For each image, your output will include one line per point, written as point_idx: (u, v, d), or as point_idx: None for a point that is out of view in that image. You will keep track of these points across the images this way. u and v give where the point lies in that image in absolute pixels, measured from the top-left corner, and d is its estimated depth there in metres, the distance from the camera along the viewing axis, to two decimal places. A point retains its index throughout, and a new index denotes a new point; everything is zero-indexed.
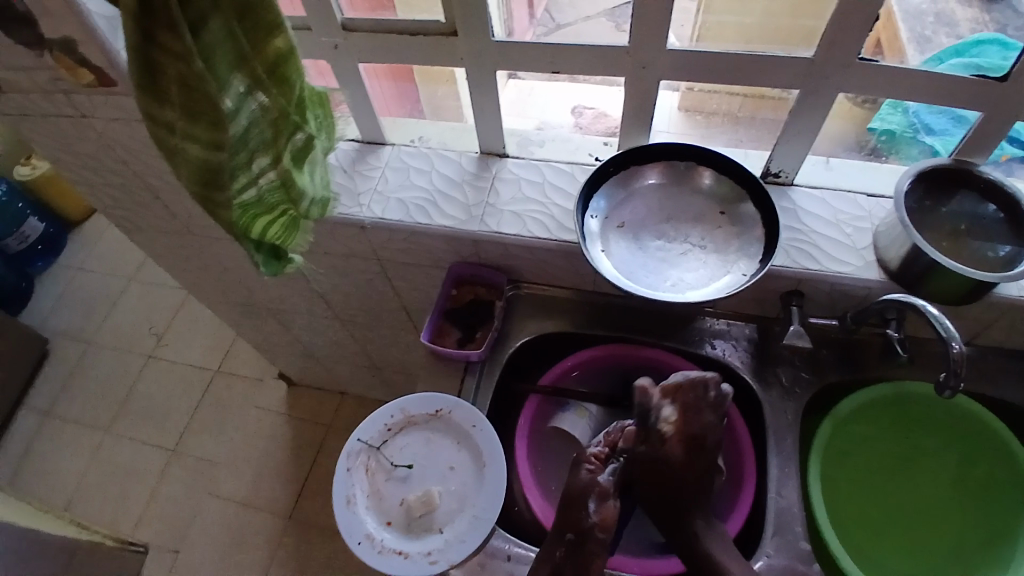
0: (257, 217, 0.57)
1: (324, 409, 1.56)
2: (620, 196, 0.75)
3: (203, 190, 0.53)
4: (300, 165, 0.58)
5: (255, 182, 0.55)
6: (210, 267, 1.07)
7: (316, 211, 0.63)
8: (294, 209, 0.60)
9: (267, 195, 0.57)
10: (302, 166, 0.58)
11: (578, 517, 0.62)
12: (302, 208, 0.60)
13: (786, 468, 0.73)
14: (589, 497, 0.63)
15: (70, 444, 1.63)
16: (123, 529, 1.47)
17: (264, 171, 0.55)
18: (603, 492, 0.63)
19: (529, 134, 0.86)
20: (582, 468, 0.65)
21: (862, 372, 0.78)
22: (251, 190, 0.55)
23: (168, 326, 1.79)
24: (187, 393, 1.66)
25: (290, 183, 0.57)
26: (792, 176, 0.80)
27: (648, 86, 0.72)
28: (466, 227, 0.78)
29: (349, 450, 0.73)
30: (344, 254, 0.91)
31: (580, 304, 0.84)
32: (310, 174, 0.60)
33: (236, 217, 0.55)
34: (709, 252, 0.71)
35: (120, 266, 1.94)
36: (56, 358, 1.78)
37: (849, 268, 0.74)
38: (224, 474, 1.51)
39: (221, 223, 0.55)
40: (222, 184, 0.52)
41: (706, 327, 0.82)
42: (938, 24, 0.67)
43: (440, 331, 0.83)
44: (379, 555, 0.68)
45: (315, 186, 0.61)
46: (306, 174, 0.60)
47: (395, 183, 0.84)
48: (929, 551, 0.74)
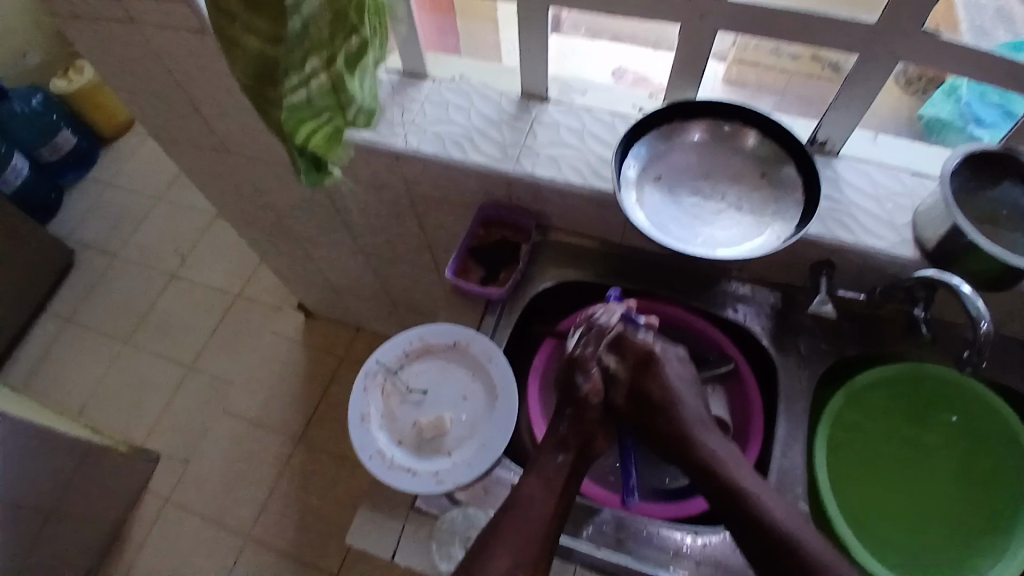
0: (304, 121, 0.57)
1: (339, 341, 1.60)
2: (660, 148, 0.74)
3: (257, 86, 0.54)
4: (351, 70, 0.58)
5: (306, 85, 0.55)
6: (241, 187, 1.09)
7: (360, 120, 0.63)
8: (340, 116, 0.60)
9: (316, 99, 0.57)
10: (354, 71, 0.58)
11: (574, 391, 0.67)
12: (347, 115, 0.60)
13: (792, 434, 0.75)
14: (578, 372, 0.68)
15: (92, 352, 1.68)
16: (138, 436, 1.53)
17: (315, 73, 0.55)
18: (587, 364, 0.68)
19: (572, 81, 0.85)
20: (579, 375, 0.67)
21: (881, 347, 0.79)
22: (302, 91, 0.55)
23: (193, 247, 1.82)
24: (208, 313, 1.70)
25: (340, 86, 0.57)
26: (837, 146, 0.79)
27: (702, 38, 0.71)
28: (502, 166, 0.79)
29: (368, 370, 0.75)
30: (377, 184, 0.91)
31: (605, 255, 0.84)
32: (360, 81, 0.60)
33: (285, 119, 0.56)
34: (744, 213, 0.71)
35: (149, 185, 1.96)
36: (83, 269, 1.82)
37: (883, 243, 0.73)
38: (237, 394, 1.56)
39: (269, 123, 0.56)
40: (273, 81, 0.54)
41: (730, 291, 0.82)
42: (996, 20, 0.67)
43: (464, 267, 0.84)
44: (389, 470, 0.70)
45: (363, 95, 0.61)
46: (356, 80, 0.60)
47: (434, 116, 0.83)
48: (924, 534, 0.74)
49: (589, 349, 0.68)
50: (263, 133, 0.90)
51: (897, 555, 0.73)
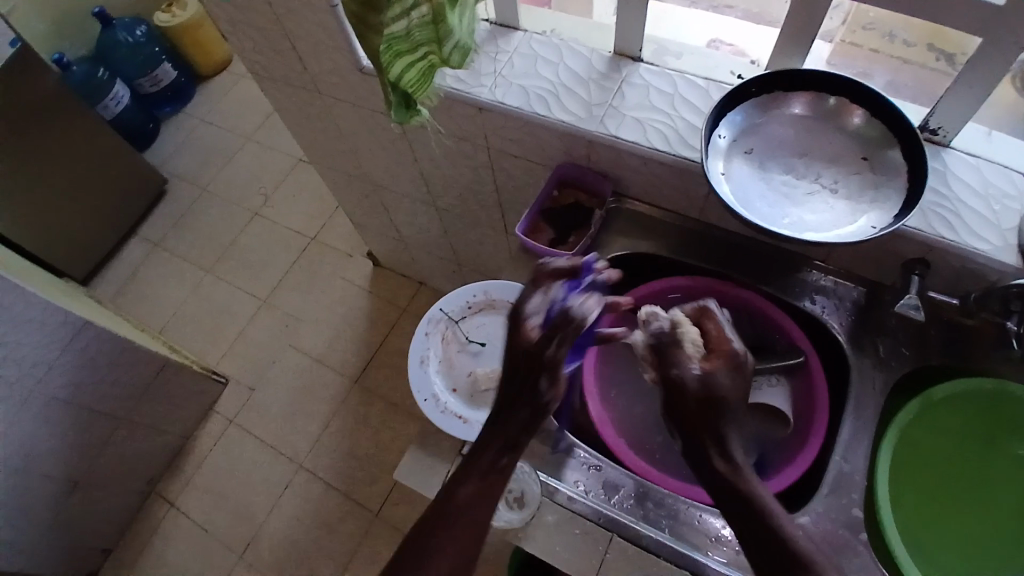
0: (400, 54, 0.57)
1: (402, 292, 1.63)
2: (755, 121, 0.70)
3: (361, 12, 0.55)
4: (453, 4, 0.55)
5: (407, 14, 0.54)
6: (327, 129, 1.11)
7: (457, 59, 0.61)
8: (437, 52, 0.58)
9: (416, 32, 0.56)
10: (456, 4, 0.55)
11: (534, 396, 0.61)
12: (445, 51, 0.58)
13: (858, 436, 0.71)
14: (544, 376, 0.61)
15: (175, 276, 1.79)
16: (211, 358, 1.63)
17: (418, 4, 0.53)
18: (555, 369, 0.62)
19: (668, 44, 0.81)
20: (543, 382, 0.61)
21: (965, 359, 0.73)
22: (402, 21, 0.55)
23: (275, 187, 1.89)
24: (283, 252, 1.77)
25: (440, 21, 0.55)
26: (950, 137, 0.72)
27: (815, 5, 0.66)
28: (584, 125, 0.76)
29: (431, 316, 0.77)
30: (457, 135, 0.91)
31: (681, 229, 0.82)
32: (461, 16, 0.57)
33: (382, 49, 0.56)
34: (839, 198, 0.67)
35: (240, 124, 2.04)
36: (174, 197, 1.93)
37: (984, 246, 0.67)
38: (303, 330, 1.62)
39: (368, 50, 0.57)
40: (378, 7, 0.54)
41: (811, 281, 0.78)
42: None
43: (534, 227, 0.83)
44: (441, 413, 0.72)
45: (462, 31, 0.58)
46: (458, 15, 0.57)
47: (521, 69, 0.82)
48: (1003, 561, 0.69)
49: (555, 350, 0.61)
50: (353, 75, 0.91)
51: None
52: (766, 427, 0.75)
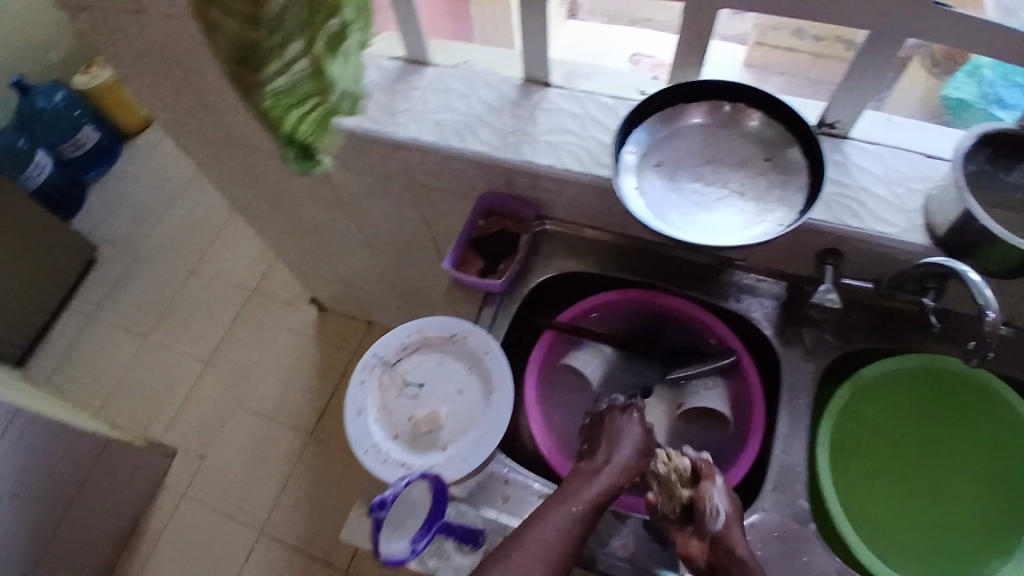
0: (290, 108, 0.55)
1: (351, 335, 1.61)
2: (661, 133, 0.72)
3: (238, 71, 0.53)
4: (333, 51, 0.53)
5: (288, 69, 0.52)
6: (249, 180, 1.10)
7: (348, 105, 0.59)
8: (324, 100, 0.56)
9: (301, 85, 0.54)
10: (336, 53, 0.54)
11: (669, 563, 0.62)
12: (332, 98, 0.56)
13: (795, 426, 0.73)
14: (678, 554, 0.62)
15: (113, 346, 1.72)
16: (156, 429, 1.56)
17: (298, 57, 0.52)
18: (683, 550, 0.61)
19: (577, 67, 0.83)
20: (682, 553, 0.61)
21: (895, 342, 0.76)
22: (283, 78, 0.52)
23: (210, 243, 1.84)
24: (222, 310, 1.72)
25: (322, 71, 0.53)
26: (847, 129, 0.75)
27: (705, 20, 0.69)
28: (500, 153, 0.77)
29: (364, 363, 0.76)
30: (380, 175, 0.91)
31: (607, 247, 0.83)
32: (345, 64, 0.55)
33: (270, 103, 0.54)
34: (747, 199, 0.69)
35: (168, 182, 1.99)
36: (105, 263, 1.86)
37: (892, 229, 0.70)
38: (254, 386, 1.58)
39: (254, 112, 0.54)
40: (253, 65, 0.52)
41: (735, 281, 0.80)
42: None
43: (463, 259, 0.84)
44: (383, 464, 0.72)
45: (349, 79, 0.56)
46: (341, 63, 0.55)
47: (434, 103, 0.82)
48: (937, 543, 0.73)
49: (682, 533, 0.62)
50: None
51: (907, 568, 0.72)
52: (707, 428, 0.78)
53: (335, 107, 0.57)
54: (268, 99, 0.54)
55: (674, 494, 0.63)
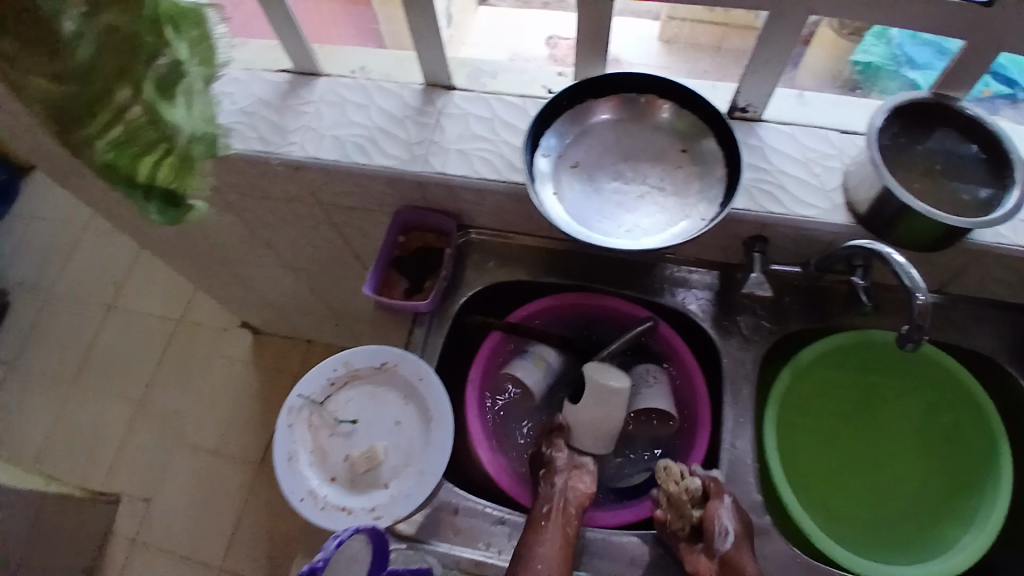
0: (138, 157, 0.49)
1: (291, 357, 1.54)
2: (573, 133, 0.69)
3: (61, 129, 0.47)
4: (171, 94, 0.49)
5: (120, 118, 0.47)
6: (150, 214, 1.01)
7: (203, 148, 0.53)
8: (174, 145, 0.50)
9: (142, 133, 0.48)
10: (174, 96, 0.49)
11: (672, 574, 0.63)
12: (181, 143, 0.51)
13: (740, 418, 0.72)
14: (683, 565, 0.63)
15: (34, 398, 1.59)
16: (92, 481, 1.46)
17: (129, 105, 0.47)
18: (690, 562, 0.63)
19: (482, 66, 0.78)
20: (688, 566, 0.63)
21: (826, 320, 0.75)
22: (117, 126, 0.47)
23: (128, 275, 1.73)
24: (150, 345, 1.62)
25: (160, 116, 0.48)
26: (759, 112, 0.73)
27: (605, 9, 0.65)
28: (409, 167, 0.73)
29: (291, 406, 0.72)
30: (286, 199, 0.84)
31: (535, 252, 0.80)
32: (187, 105, 0.50)
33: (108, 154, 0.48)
34: (668, 195, 0.66)
35: (75, 213, 1.85)
36: (15, 308, 1.72)
37: (815, 211, 0.69)
38: (192, 423, 1.49)
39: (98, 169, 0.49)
40: (78, 119, 0.47)
41: (668, 275, 0.78)
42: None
43: (386, 281, 0.79)
44: (322, 510, 0.68)
45: (196, 119, 0.52)
46: (182, 106, 0.50)
47: (331, 119, 0.76)
48: (901, 501, 0.75)
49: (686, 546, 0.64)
50: None
51: (879, 533, 0.74)
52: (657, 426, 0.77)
53: (188, 153, 0.52)
54: (108, 151, 0.49)
55: (685, 513, 0.64)
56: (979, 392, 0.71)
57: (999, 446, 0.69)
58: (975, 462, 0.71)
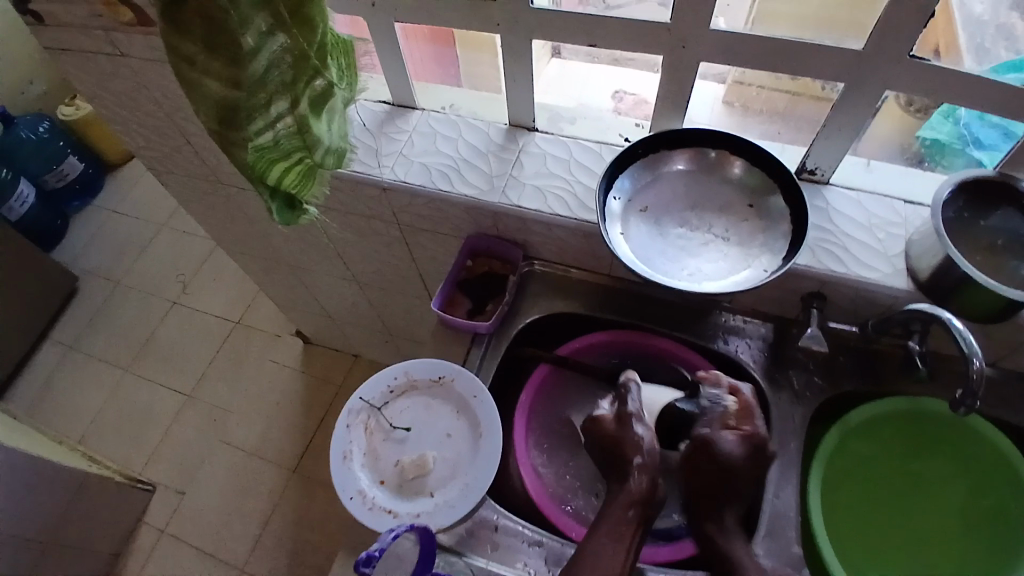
0: (274, 162, 0.55)
1: (337, 369, 1.59)
2: (645, 179, 0.73)
3: (220, 128, 0.53)
4: (319, 111, 0.55)
5: (272, 126, 0.53)
6: (235, 216, 1.09)
7: (331, 162, 0.60)
8: (310, 156, 0.57)
9: (285, 141, 0.55)
10: (321, 113, 0.56)
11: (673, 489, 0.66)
12: (318, 156, 0.57)
13: (786, 471, 0.72)
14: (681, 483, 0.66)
15: (92, 380, 1.68)
16: (134, 465, 1.52)
17: (281, 115, 0.53)
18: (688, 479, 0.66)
19: (562, 111, 0.85)
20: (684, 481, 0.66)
21: (879, 385, 0.76)
22: (268, 133, 0.53)
23: (194, 274, 1.83)
24: (206, 341, 1.69)
25: (307, 129, 0.55)
26: (827, 175, 0.77)
27: (686, 68, 0.70)
28: (487, 197, 0.78)
29: (351, 407, 0.75)
30: (366, 215, 0.91)
31: (595, 288, 0.83)
32: (328, 122, 0.57)
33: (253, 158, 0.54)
34: (732, 244, 0.70)
35: (153, 212, 1.98)
36: (87, 294, 1.83)
37: (877, 274, 0.71)
38: (235, 422, 1.55)
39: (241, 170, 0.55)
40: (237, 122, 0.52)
41: (722, 323, 0.80)
42: (999, 37, 0.62)
43: (450, 299, 0.83)
44: (369, 511, 0.70)
45: (333, 136, 0.59)
46: (324, 121, 0.57)
47: (421, 147, 0.83)
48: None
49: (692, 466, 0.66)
50: None
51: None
52: None
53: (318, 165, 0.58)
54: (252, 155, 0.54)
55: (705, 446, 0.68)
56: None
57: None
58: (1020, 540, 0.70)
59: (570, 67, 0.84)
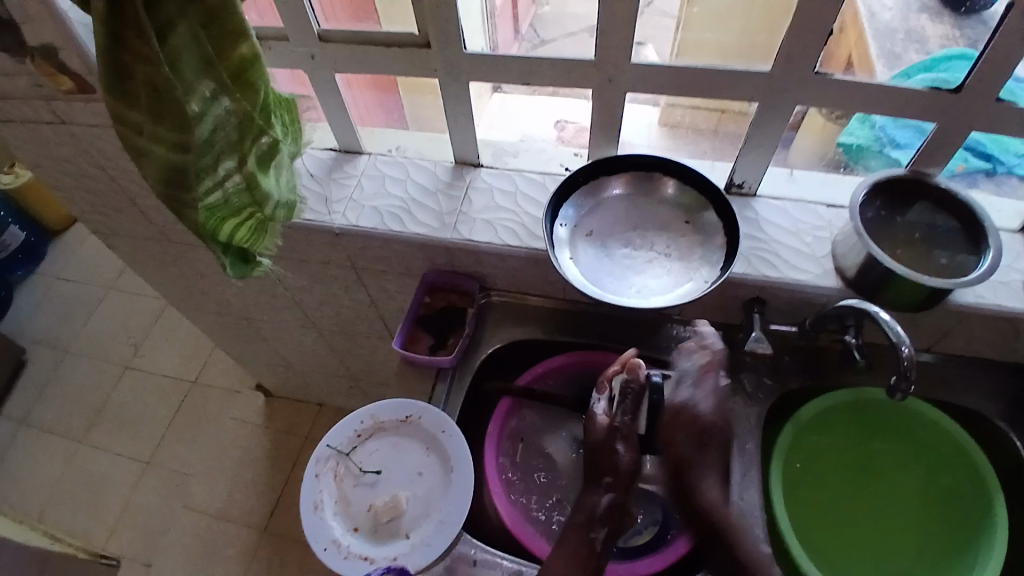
0: (224, 219, 0.57)
1: (302, 419, 1.57)
2: (587, 205, 0.77)
3: (170, 190, 0.54)
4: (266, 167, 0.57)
5: (220, 184, 0.55)
6: (186, 273, 1.08)
7: (282, 214, 0.62)
8: (260, 211, 0.59)
9: (233, 198, 0.56)
10: (268, 168, 0.57)
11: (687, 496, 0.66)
12: (267, 210, 0.59)
13: (749, 471, 0.75)
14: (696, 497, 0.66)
15: (43, 455, 1.61)
16: (95, 540, 1.45)
17: (229, 173, 0.55)
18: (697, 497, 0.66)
19: (505, 146, 0.89)
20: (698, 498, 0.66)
21: (824, 379, 0.81)
22: (217, 192, 0.55)
23: (146, 335, 1.78)
24: (163, 403, 1.65)
25: (255, 184, 0.56)
26: (754, 187, 0.83)
27: (616, 100, 0.75)
28: (439, 234, 0.80)
29: (318, 456, 0.75)
30: (320, 261, 0.92)
31: (552, 312, 0.86)
32: (276, 177, 0.59)
33: (202, 217, 0.56)
34: (673, 260, 0.74)
35: (99, 275, 1.93)
36: (32, 366, 1.76)
37: (808, 276, 0.76)
38: (200, 484, 1.50)
39: (190, 228, 0.56)
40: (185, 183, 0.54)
41: (674, 334, 0.84)
42: (908, 42, 0.70)
43: (411, 337, 0.84)
44: (345, 559, 0.70)
45: (282, 190, 0.60)
46: (272, 177, 0.59)
47: (370, 191, 0.85)
48: (900, 558, 0.77)
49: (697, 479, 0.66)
50: None
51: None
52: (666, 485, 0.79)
53: (267, 219, 0.60)
54: (202, 214, 0.56)
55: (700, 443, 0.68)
56: (972, 448, 0.76)
57: (991, 502, 0.73)
58: (976, 518, 0.75)
59: (510, 100, 0.89)
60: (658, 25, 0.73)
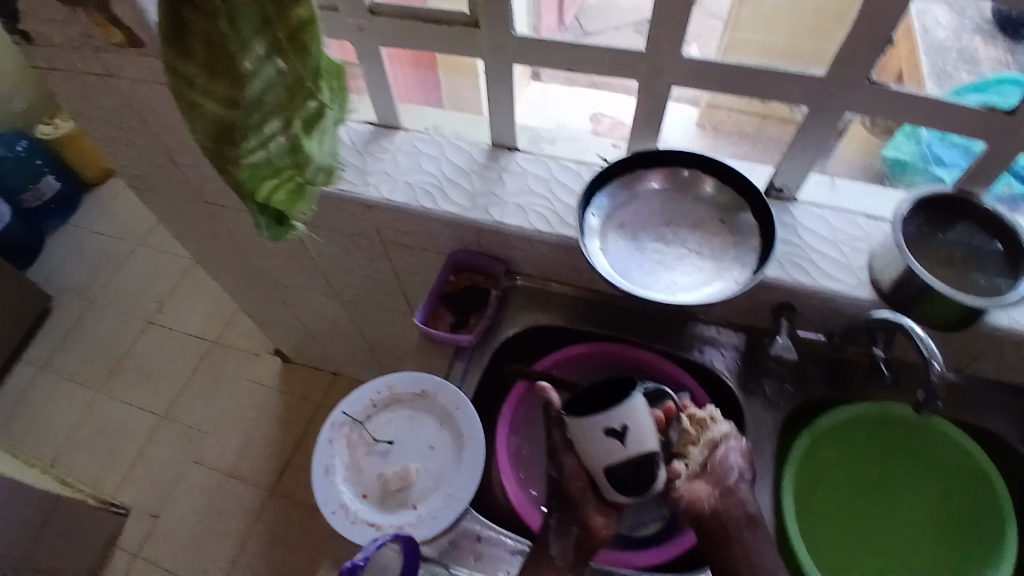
0: (264, 179, 0.57)
1: (316, 387, 1.58)
2: (622, 197, 0.76)
3: (216, 145, 0.55)
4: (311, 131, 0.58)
5: (265, 145, 0.55)
6: (219, 234, 1.10)
7: (321, 178, 0.63)
8: (300, 174, 0.60)
9: (276, 159, 0.57)
10: (313, 133, 0.58)
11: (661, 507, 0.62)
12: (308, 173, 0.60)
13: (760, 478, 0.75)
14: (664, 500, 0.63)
15: (63, 401, 1.64)
16: (107, 487, 1.49)
17: (275, 134, 0.55)
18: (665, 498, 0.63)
19: (541, 132, 0.88)
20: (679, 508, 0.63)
21: (847, 392, 0.80)
22: (260, 152, 0.55)
23: (171, 292, 1.81)
24: (182, 360, 1.68)
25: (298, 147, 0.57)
26: (794, 193, 0.81)
27: (661, 91, 0.74)
28: (470, 214, 0.80)
29: (333, 421, 0.76)
30: (350, 231, 0.92)
31: (576, 301, 0.86)
32: (320, 142, 0.60)
33: (245, 176, 0.56)
34: (705, 258, 0.73)
35: (130, 230, 1.96)
36: (60, 313, 1.80)
37: (841, 286, 0.75)
38: (212, 442, 1.53)
39: (230, 184, 0.57)
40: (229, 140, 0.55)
41: (697, 334, 0.83)
42: (959, 61, 0.70)
43: (433, 314, 0.84)
44: (352, 524, 0.70)
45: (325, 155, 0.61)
46: (316, 141, 0.59)
47: (406, 166, 0.85)
48: None
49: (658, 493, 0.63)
50: None
51: None
52: None
53: (307, 182, 0.61)
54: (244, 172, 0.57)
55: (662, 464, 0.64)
56: (995, 478, 0.74)
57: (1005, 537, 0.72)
58: (988, 545, 0.73)
59: (551, 90, 0.92)
60: (705, 24, 0.75)
